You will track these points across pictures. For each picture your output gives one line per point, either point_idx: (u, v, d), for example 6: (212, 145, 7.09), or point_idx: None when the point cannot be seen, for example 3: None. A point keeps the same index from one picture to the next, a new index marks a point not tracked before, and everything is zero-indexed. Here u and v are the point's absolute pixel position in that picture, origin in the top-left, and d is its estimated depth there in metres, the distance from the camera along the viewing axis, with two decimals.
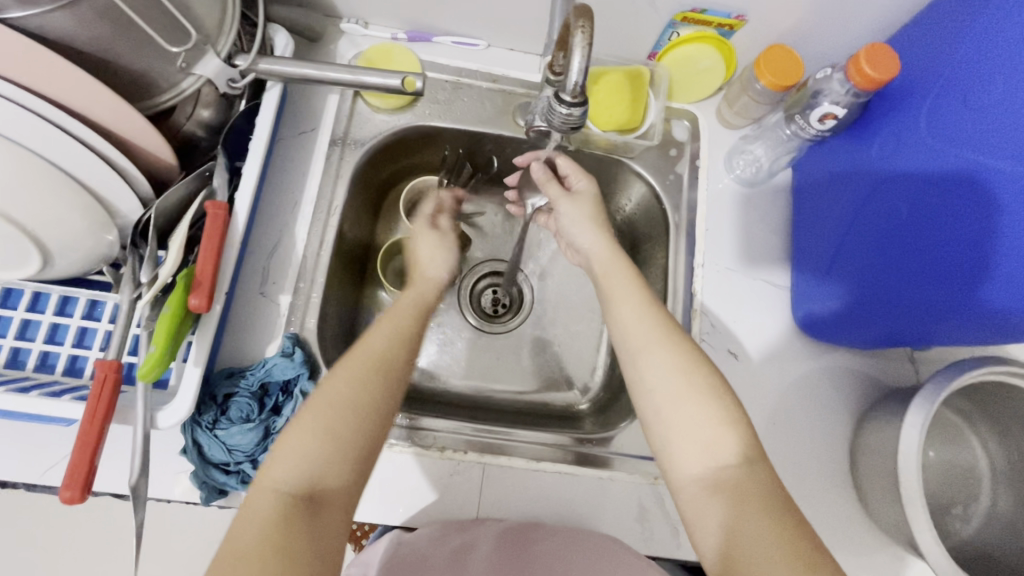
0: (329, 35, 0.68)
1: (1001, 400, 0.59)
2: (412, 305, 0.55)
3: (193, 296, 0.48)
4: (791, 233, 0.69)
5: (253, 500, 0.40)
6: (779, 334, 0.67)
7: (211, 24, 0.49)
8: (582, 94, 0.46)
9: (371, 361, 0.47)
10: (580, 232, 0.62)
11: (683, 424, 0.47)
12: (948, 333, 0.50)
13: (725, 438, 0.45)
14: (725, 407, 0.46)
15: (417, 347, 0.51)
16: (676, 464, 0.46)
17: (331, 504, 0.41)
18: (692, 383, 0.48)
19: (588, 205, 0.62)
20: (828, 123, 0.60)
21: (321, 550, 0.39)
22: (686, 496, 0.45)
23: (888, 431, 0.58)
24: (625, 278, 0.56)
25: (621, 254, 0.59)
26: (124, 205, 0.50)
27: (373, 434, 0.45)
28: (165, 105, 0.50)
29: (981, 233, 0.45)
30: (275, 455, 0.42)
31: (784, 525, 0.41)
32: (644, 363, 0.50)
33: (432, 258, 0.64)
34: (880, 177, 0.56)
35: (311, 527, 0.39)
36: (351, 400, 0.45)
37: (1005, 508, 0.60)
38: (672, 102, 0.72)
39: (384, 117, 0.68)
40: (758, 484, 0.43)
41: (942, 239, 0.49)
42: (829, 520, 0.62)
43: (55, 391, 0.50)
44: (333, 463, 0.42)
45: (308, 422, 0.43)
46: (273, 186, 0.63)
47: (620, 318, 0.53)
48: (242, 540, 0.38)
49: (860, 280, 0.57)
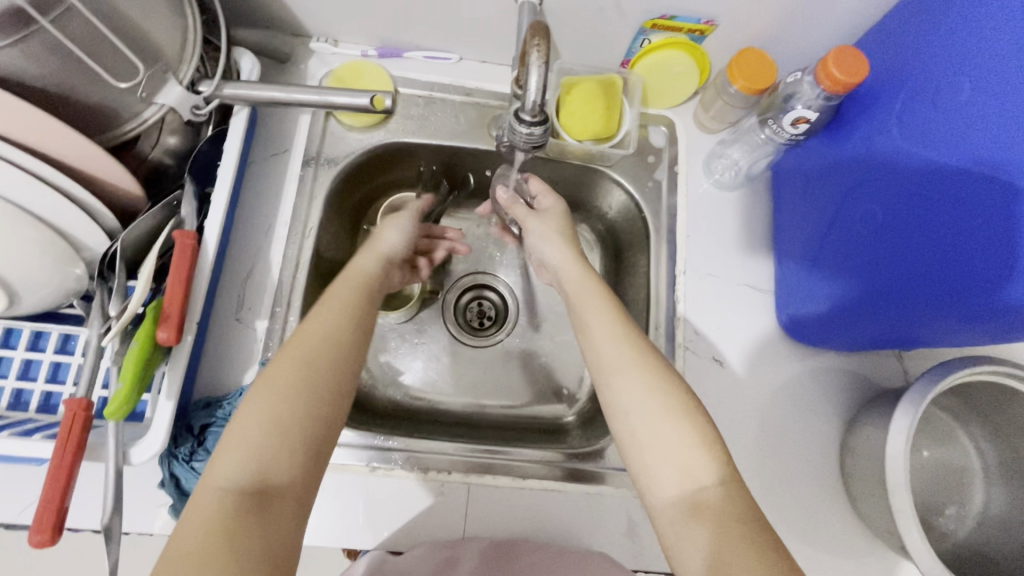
0: (299, 54, 0.67)
1: (990, 398, 0.58)
2: (355, 282, 0.53)
3: (162, 329, 0.48)
4: (773, 236, 0.68)
5: (197, 499, 0.39)
6: (764, 338, 0.66)
7: (170, 52, 0.49)
8: (540, 111, 0.46)
9: (317, 344, 0.46)
10: (550, 248, 0.61)
11: (660, 448, 0.46)
12: (941, 330, 0.48)
13: (699, 459, 0.45)
14: (700, 427, 0.46)
15: (365, 326, 0.49)
16: (654, 486, 0.45)
17: (283, 496, 0.40)
18: (667, 406, 0.47)
19: (556, 221, 0.63)
20: (801, 127, 0.59)
21: (273, 543, 0.38)
22: (665, 520, 0.44)
23: (876, 433, 0.58)
24: (595, 294, 0.55)
25: (595, 274, 0.58)
26: (90, 239, 0.49)
27: (321, 419, 0.43)
28: (130, 135, 0.50)
29: (972, 228, 0.43)
30: (220, 451, 0.41)
31: (764, 545, 0.40)
32: (618, 384, 0.49)
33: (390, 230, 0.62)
34: (856, 179, 0.55)
35: (258, 524, 0.38)
36: (296, 388, 0.43)
37: (999, 508, 0.59)
38: (648, 108, 0.71)
39: (357, 135, 0.67)
40: (735, 505, 0.43)
41: (931, 236, 0.47)
42: (821, 524, 0.62)
43: (27, 429, 0.49)
44: (281, 454, 0.41)
45: (252, 412, 0.42)
46: (247, 210, 0.63)
47: (595, 336, 0.52)
48: (186, 539, 0.36)
49: (842, 284, 0.56)
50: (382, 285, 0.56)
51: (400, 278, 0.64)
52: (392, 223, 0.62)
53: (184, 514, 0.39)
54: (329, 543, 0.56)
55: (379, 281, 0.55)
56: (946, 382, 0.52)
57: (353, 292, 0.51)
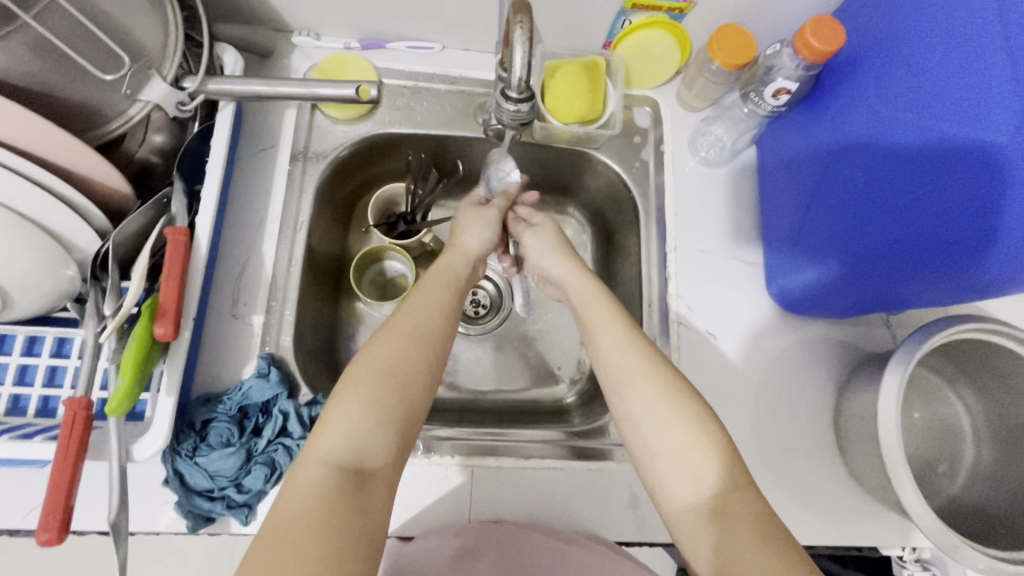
0: (281, 49, 0.67)
1: (977, 357, 0.60)
2: (449, 280, 0.54)
3: (159, 324, 0.48)
4: (759, 210, 0.69)
5: (298, 474, 0.38)
6: (756, 310, 0.67)
7: (154, 50, 0.49)
8: (526, 89, 0.47)
9: (407, 333, 0.46)
10: (554, 265, 0.61)
11: (671, 454, 0.44)
12: (927, 291, 0.50)
13: (709, 464, 0.43)
14: (710, 432, 0.44)
15: (452, 323, 0.50)
16: (668, 492, 0.44)
17: (376, 477, 0.40)
18: (678, 412, 0.45)
19: (552, 235, 0.64)
20: (782, 98, 0.60)
21: (371, 524, 0.37)
22: (681, 527, 0.43)
23: (867, 397, 0.59)
24: (603, 308, 0.54)
25: (597, 282, 0.57)
26: (81, 239, 0.49)
27: (412, 407, 0.43)
28: (114, 134, 0.50)
29: (948, 187, 0.45)
30: (320, 428, 0.40)
31: (775, 548, 0.38)
32: (629, 396, 0.48)
33: (475, 233, 0.61)
34: (837, 149, 0.56)
35: (359, 501, 0.37)
36: (395, 375, 0.43)
37: (989, 463, 0.60)
38: (631, 89, 0.72)
39: (343, 127, 0.67)
40: (750, 509, 0.41)
41: (907, 197, 0.48)
42: (819, 488, 0.63)
43: (27, 432, 0.49)
44: (378, 436, 0.41)
45: (353, 393, 0.42)
46: (237, 206, 0.63)
47: (603, 348, 0.51)
48: (291, 510, 0.36)
49: (828, 252, 0.58)
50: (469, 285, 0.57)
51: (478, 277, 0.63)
52: (475, 223, 0.62)
53: (281, 489, 0.38)
54: None
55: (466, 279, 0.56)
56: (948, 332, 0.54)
57: (443, 290, 0.52)
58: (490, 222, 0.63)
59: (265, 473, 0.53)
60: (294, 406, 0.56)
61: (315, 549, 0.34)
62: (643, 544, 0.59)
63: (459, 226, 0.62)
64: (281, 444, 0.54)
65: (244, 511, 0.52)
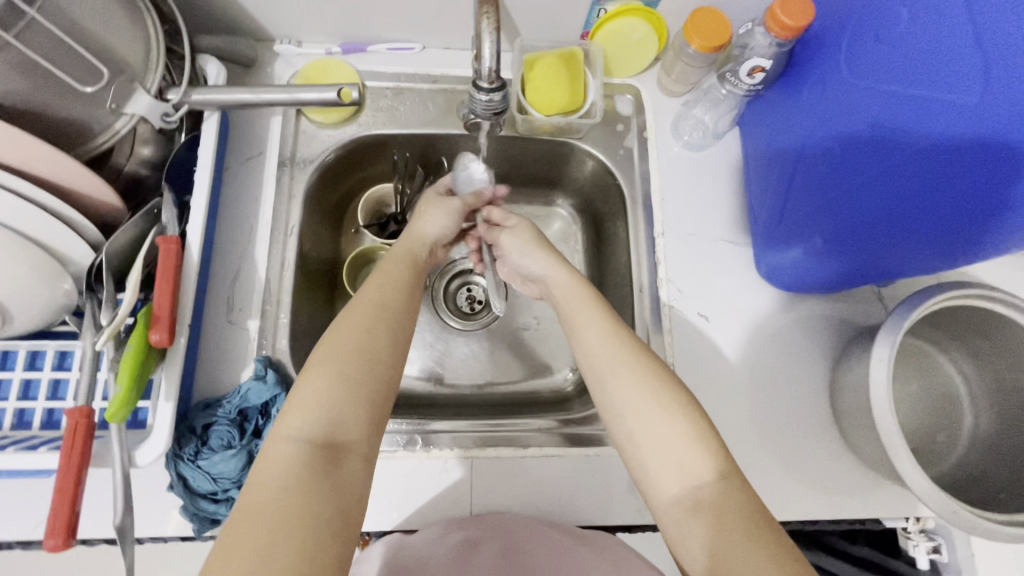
0: (264, 58, 0.68)
1: (969, 324, 0.60)
2: (405, 256, 0.57)
3: (154, 331, 0.49)
4: (744, 190, 0.70)
5: (269, 451, 0.39)
6: (747, 290, 0.68)
7: (135, 63, 0.50)
8: (496, 79, 0.53)
9: (374, 312, 0.48)
10: (534, 262, 0.61)
11: (657, 447, 0.44)
12: (917, 254, 0.50)
13: (696, 456, 0.43)
14: (694, 422, 0.45)
15: (413, 300, 0.52)
16: (654, 487, 0.44)
17: (351, 452, 0.41)
18: (660, 401, 0.46)
19: (528, 234, 0.64)
20: (757, 76, 0.61)
21: (346, 500, 0.38)
22: (670, 520, 0.43)
23: (860, 368, 0.59)
24: (587, 303, 0.54)
25: (583, 280, 0.57)
26: (74, 252, 0.50)
27: (383, 382, 0.44)
28: (103, 147, 0.51)
29: (925, 149, 0.44)
30: (289, 406, 0.41)
31: (765, 537, 0.38)
32: (610, 388, 0.48)
33: (437, 218, 0.63)
34: (813, 121, 0.57)
35: (332, 477, 0.38)
36: (362, 350, 0.44)
37: (987, 428, 0.61)
38: (611, 78, 0.72)
39: (329, 131, 0.68)
40: (738, 501, 0.41)
41: (887, 163, 0.48)
42: (818, 463, 0.63)
43: (32, 444, 0.50)
44: (351, 412, 0.42)
45: (322, 370, 0.42)
46: (228, 215, 0.64)
47: (585, 341, 0.51)
48: (262, 492, 0.36)
49: (809, 225, 0.58)
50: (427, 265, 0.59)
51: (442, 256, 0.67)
52: (437, 210, 0.63)
53: (254, 468, 0.39)
54: None
55: (419, 256, 0.58)
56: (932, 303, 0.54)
57: (403, 267, 0.55)
58: (450, 210, 0.64)
59: None
60: None
61: (292, 530, 0.34)
62: (645, 525, 0.59)
63: (422, 211, 0.63)
64: None
65: None
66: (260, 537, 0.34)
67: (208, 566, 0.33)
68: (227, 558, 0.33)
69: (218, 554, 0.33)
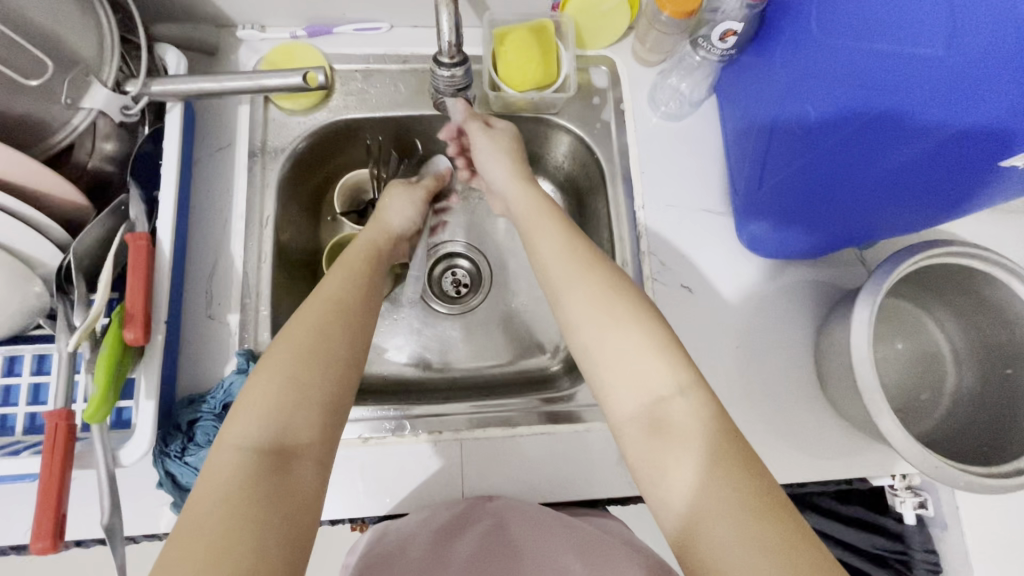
0: (227, 45, 0.66)
1: (950, 280, 0.60)
2: (366, 250, 0.57)
3: (128, 329, 0.48)
4: (724, 157, 0.69)
5: (215, 459, 0.39)
6: (730, 259, 0.68)
7: (88, 55, 0.49)
8: (457, 54, 0.55)
9: (331, 312, 0.47)
10: (498, 171, 0.63)
11: (612, 358, 0.44)
12: (892, 210, 0.50)
13: (654, 369, 0.43)
14: (652, 333, 0.44)
15: (374, 300, 0.51)
16: (613, 401, 0.44)
17: (303, 456, 0.40)
18: (613, 311, 0.46)
19: (503, 141, 0.64)
20: (729, 40, 0.60)
21: (294, 503, 0.38)
22: (628, 437, 0.43)
23: (843, 331, 0.59)
24: (546, 217, 0.55)
25: (540, 196, 0.58)
26: (41, 254, 0.49)
27: (338, 385, 0.44)
28: (63, 145, 0.50)
29: (891, 108, 0.44)
30: (236, 413, 0.41)
31: (727, 458, 0.38)
32: (567, 301, 0.48)
33: (397, 206, 0.64)
34: (785, 84, 0.56)
35: (281, 482, 0.38)
36: (314, 351, 0.44)
37: (970, 384, 0.61)
38: (584, 50, 0.71)
39: (299, 118, 0.67)
40: (695, 412, 0.41)
41: (857, 122, 0.47)
42: (806, 426, 0.64)
43: (15, 449, 0.50)
44: (302, 416, 0.41)
45: (272, 372, 0.42)
46: (200, 209, 0.62)
47: (543, 251, 0.52)
48: (208, 502, 0.36)
49: (785, 190, 0.58)
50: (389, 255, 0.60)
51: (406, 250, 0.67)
52: (399, 198, 0.65)
53: (202, 475, 0.38)
54: (339, 516, 0.57)
55: (380, 246, 0.59)
56: (907, 265, 0.54)
57: (359, 265, 0.54)
58: (413, 200, 0.66)
59: None
60: None
61: (236, 538, 0.34)
62: (636, 497, 0.60)
63: (383, 202, 0.65)
64: None
65: None
66: (207, 547, 0.33)
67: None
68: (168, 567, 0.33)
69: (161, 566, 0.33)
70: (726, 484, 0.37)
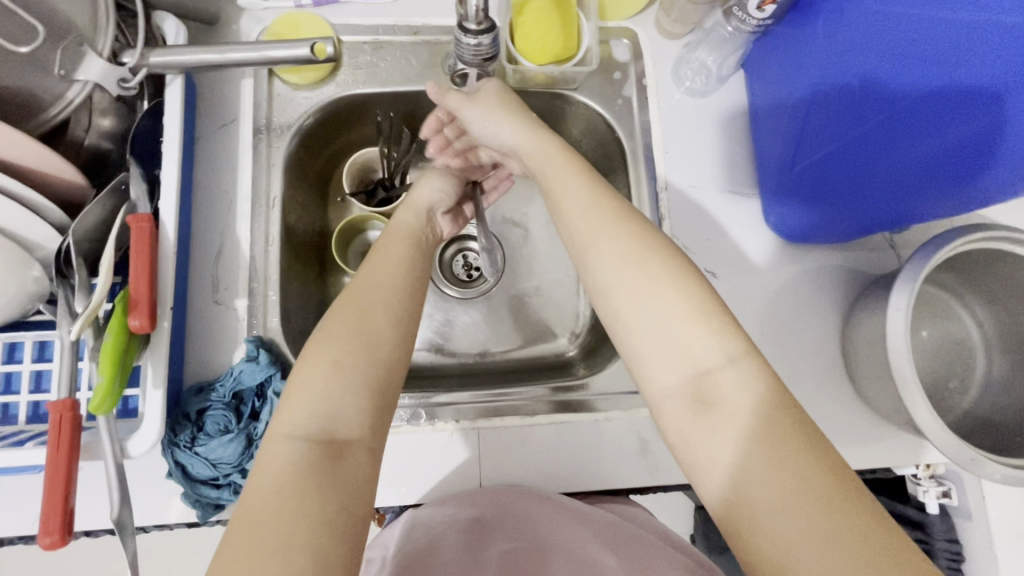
0: (229, 14, 0.63)
1: (989, 267, 0.57)
2: (404, 233, 0.53)
3: (134, 316, 0.46)
4: (751, 135, 0.66)
5: (267, 452, 0.37)
6: (756, 242, 0.65)
7: (83, 22, 0.45)
8: (485, 19, 0.54)
9: (371, 293, 0.45)
10: (499, 126, 0.57)
11: (648, 325, 0.42)
12: (928, 200, 0.48)
13: (697, 336, 0.41)
14: (694, 301, 0.42)
15: (420, 275, 0.49)
16: (646, 376, 0.42)
17: (354, 445, 0.38)
18: (649, 272, 0.43)
19: (493, 99, 0.58)
20: (767, 9, 0.57)
21: (350, 492, 0.36)
22: (666, 409, 0.41)
23: (874, 318, 0.57)
24: (567, 168, 0.51)
25: (555, 145, 0.53)
26: (39, 236, 0.47)
27: (385, 367, 0.42)
28: (57, 120, 0.48)
29: (947, 89, 0.41)
30: (284, 401, 0.39)
31: (782, 434, 0.36)
32: (591, 258, 0.45)
33: (428, 185, 0.60)
34: (827, 56, 0.52)
35: (334, 472, 0.37)
36: (358, 335, 0.42)
37: (1002, 374, 0.59)
38: (606, 21, 0.68)
39: (306, 93, 0.64)
40: (743, 385, 0.39)
41: (903, 104, 0.44)
42: (830, 415, 0.62)
43: (20, 439, 0.48)
44: (348, 404, 0.39)
45: (316, 357, 0.41)
46: (204, 189, 0.59)
47: (567, 208, 0.48)
48: (262, 495, 0.35)
49: (823, 171, 0.55)
50: (429, 236, 0.56)
51: (450, 229, 0.62)
52: (430, 178, 0.61)
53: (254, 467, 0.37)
54: None
55: (425, 233, 0.55)
56: (968, 239, 0.52)
57: (400, 245, 0.51)
58: (446, 177, 0.62)
59: None
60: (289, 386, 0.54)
61: (297, 530, 0.33)
62: (656, 487, 0.58)
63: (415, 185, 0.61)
64: None
65: None
66: (272, 540, 0.32)
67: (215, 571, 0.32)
68: (233, 559, 0.32)
69: (220, 561, 0.32)
70: (789, 467, 0.35)
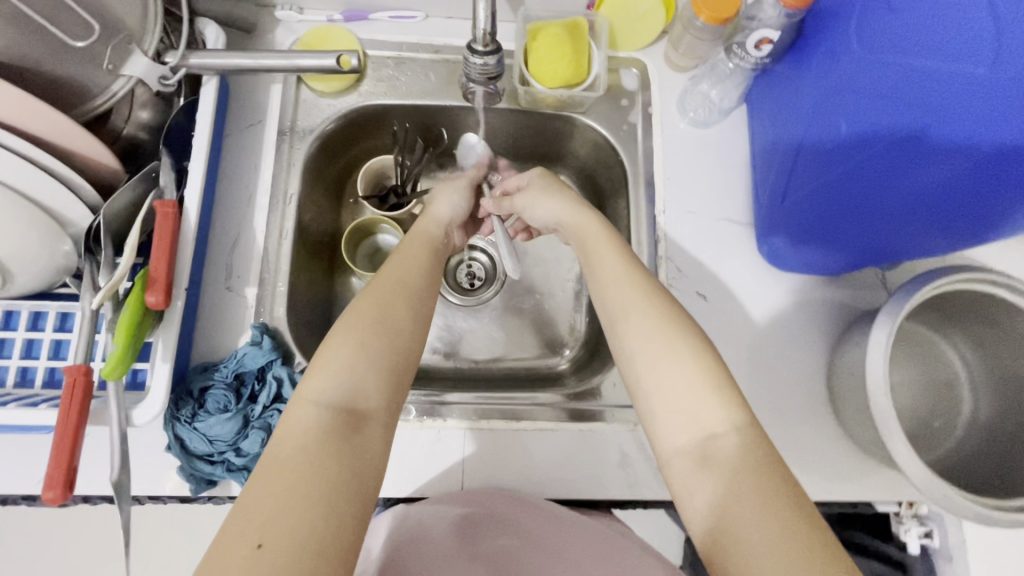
0: (265, 25, 0.67)
1: (974, 310, 0.58)
2: (426, 242, 0.56)
3: (151, 293, 0.50)
4: (751, 165, 0.69)
5: (293, 416, 0.40)
6: (748, 271, 0.67)
7: (132, 23, 0.50)
8: (491, 43, 0.57)
9: (394, 287, 0.48)
10: (546, 207, 0.61)
11: (665, 389, 0.44)
12: (919, 227, 0.48)
13: (710, 405, 0.42)
14: (707, 371, 0.44)
15: (437, 278, 0.52)
16: (660, 435, 0.44)
17: (372, 419, 0.41)
18: (678, 348, 0.45)
19: (547, 185, 0.62)
20: (764, 48, 0.60)
21: (367, 464, 0.39)
22: (674, 470, 0.42)
23: (857, 351, 0.59)
24: (608, 244, 0.54)
25: (601, 219, 0.57)
26: (72, 214, 0.50)
27: (402, 354, 0.44)
28: (101, 109, 0.52)
29: (908, 135, 0.44)
30: (312, 370, 0.42)
31: (781, 498, 0.37)
32: (621, 329, 0.48)
33: (445, 199, 0.63)
34: (818, 95, 0.55)
35: (353, 443, 0.39)
36: (381, 322, 0.45)
37: (987, 416, 0.60)
38: (616, 51, 0.72)
39: (329, 101, 0.68)
40: (748, 452, 0.40)
41: (879, 144, 0.47)
42: (812, 445, 0.63)
43: (33, 401, 0.51)
44: (370, 379, 0.42)
45: (342, 338, 0.43)
46: (227, 182, 0.63)
47: (605, 280, 0.51)
48: (288, 454, 0.37)
49: (808, 203, 0.57)
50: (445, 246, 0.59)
51: (462, 240, 0.66)
52: (446, 193, 0.64)
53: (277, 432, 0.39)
54: None
55: (441, 240, 0.58)
56: (956, 278, 0.53)
57: (422, 249, 0.54)
58: (461, 190, 0.65)
59: (262, 437, 0.54)
60: (287, 372, 0.57)
61: (309, 487, 0.35)
62: (634, 501, 0.60)
63: (432, 197, 0.64)
64: (276, 410, 0.56)
65: (244, 474, 0.54)
66: (283, 500, 0.34)
67: (230, 524, 0.34)
68: (250, 508, 0.34)
69: (242, 509, 0.34)
70: (773, 517, 0.36)
